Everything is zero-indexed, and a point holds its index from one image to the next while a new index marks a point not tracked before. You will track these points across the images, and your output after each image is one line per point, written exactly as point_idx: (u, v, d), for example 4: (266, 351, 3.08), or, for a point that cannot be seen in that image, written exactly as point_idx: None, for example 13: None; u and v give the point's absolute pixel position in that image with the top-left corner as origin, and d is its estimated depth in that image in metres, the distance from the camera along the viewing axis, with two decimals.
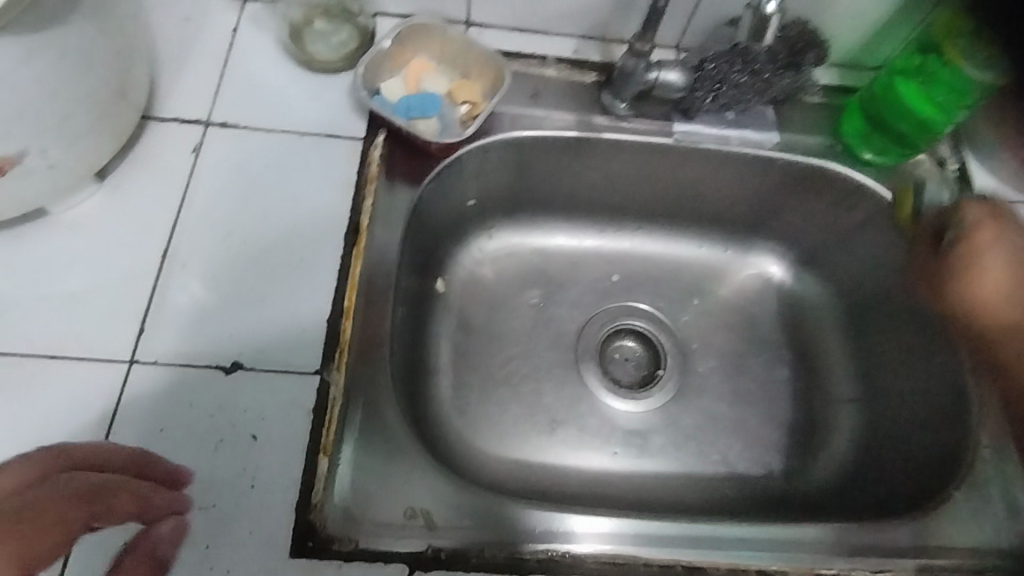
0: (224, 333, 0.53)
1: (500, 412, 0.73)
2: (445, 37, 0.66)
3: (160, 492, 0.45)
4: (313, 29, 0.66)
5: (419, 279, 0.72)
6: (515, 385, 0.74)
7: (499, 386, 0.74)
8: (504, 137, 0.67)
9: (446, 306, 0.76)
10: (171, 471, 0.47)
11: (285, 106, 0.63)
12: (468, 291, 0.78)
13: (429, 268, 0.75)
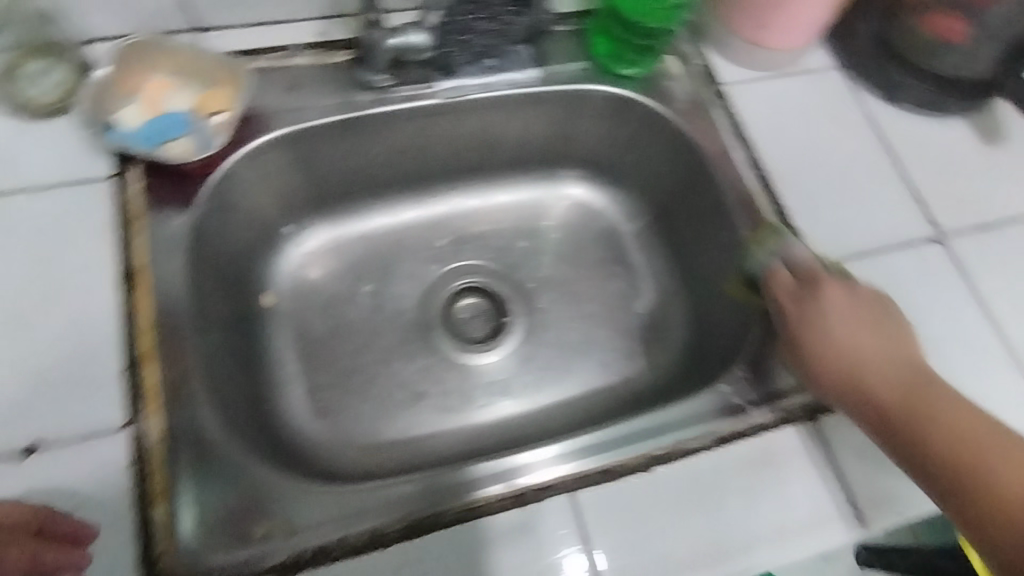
0: (15, 419, 0.50)
1: (360, 402, 0.73)
2: (168, 48, 0.63)
3: (55, 547, 0.44)
4: (25, 72, 0.61)
5: (234, 302, 0.70)
6: (368, 374, 0.75)
7: (353, 379, 0.74)
8: (268, 137, 0.65)
9: (279, 319, 0.75)
10: (71, 528, 0.46)
11: (19, 165, 0.58)
12: (298, 298, 0.77)
13: (247, 288, 0.72)
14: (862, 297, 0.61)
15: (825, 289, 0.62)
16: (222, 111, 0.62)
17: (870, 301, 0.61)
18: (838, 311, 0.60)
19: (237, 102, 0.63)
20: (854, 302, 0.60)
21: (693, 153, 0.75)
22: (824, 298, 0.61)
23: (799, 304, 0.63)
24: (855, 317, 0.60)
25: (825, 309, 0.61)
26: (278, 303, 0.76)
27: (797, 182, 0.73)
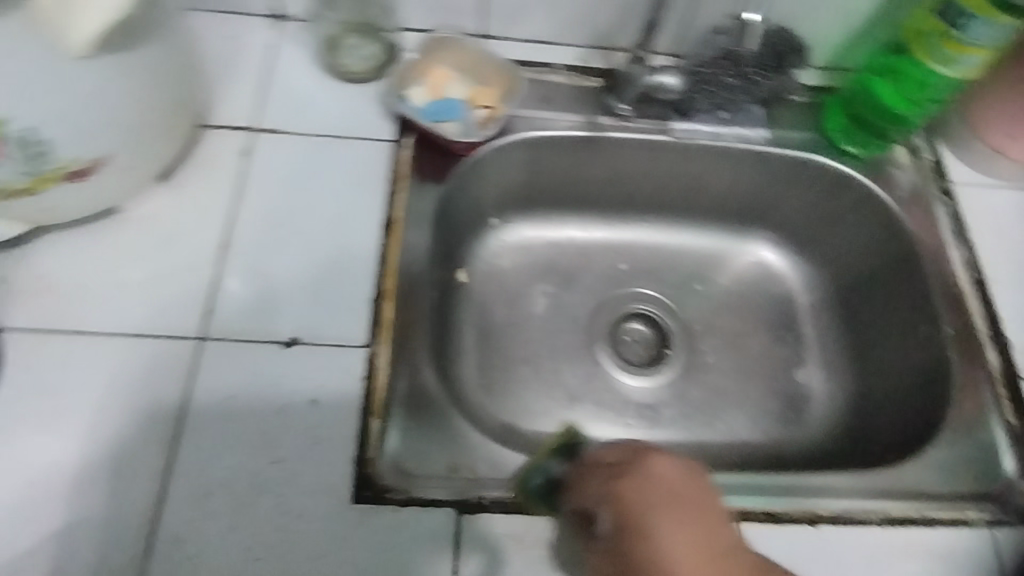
0: (282, 316, 0.58)
1: (522, 389, 0.79)
2: (465, 49, 0.73)
3: None
4: (345, 44, 0.72)
5: (442, 270, 0.78)
6: (534, 365, 0.81)
7: (519, 366, 0.80)
8: (517, 137, 0.73)
9: (468, 295, 0.82)
10: None
11: (323, 113, 0.69)
12: (488, 282, 0.84)
13: (453, 260, 0.80)
14: (688, 474, 0.48)
15: (655, 461, 0.49)
16: (491, 110, 0.71)
17: (696, 482, 0.48)
18: (704, 501, 0.47)
19: (502, 104, 0.72)
20: (682, 487, 0.47)
21: (906, 242, 0.76)
22: (649, 473, 0.48)
23: (623, 469, 0.49)
24: (671, 497, 0.47)
25: (656, 477, 0.48)
26: (471, 281, 0.83)
27: (1014, 296, 0.71)
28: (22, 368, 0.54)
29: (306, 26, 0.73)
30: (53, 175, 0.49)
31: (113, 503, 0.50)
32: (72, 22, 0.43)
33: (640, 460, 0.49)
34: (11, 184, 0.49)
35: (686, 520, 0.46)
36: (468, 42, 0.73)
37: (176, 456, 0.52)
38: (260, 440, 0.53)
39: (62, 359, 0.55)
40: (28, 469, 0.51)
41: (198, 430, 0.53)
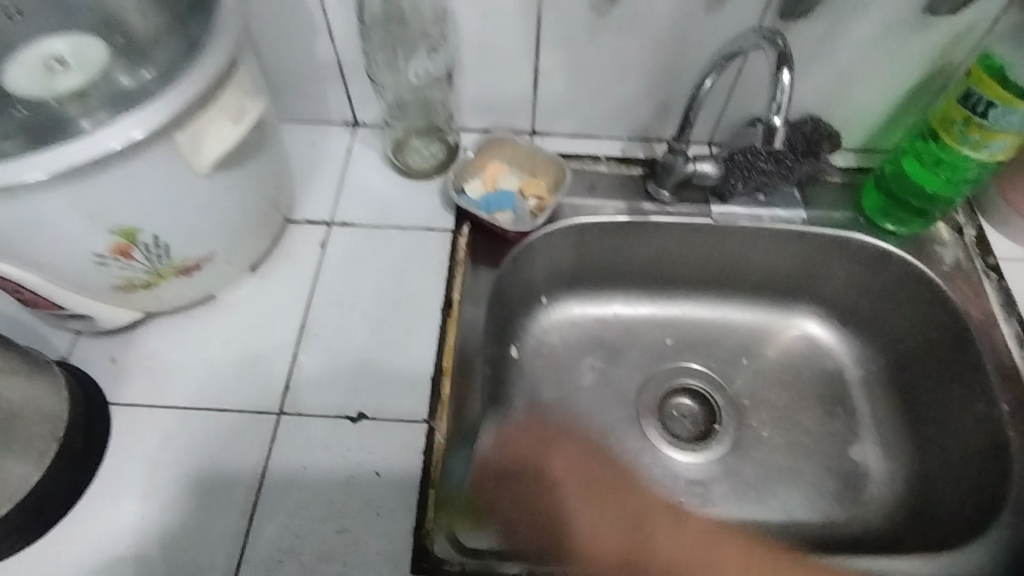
0: (350, 391, 0.64)
1: None
2: (516, 144, 0.80)
3: None
4: (411, 145, 0.81)
5: (495, 346, 0.82)
6: (583, 439, 0.83)
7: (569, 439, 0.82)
8: (566, 225, 0.79)
9: (519, 369, 0.86)
10: None
11: (390, 207, 0.77)
12: (540, 357, 0.88)
13: (505, 336, 0.85)
14: (583, 457, 0.65)
15: (554, 457, 0.67)
16: (541, 201, 0.78)
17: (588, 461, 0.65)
18: (602, 530, 0.61)
19: (551, 193, 0.80)
20: (579, 466, 0.64)
21: (955, 317, 0.76)
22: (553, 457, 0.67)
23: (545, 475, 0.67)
24: (577, 466, 0.64)
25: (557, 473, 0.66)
26: (521, 356, 0.87)
27: None
28: (127, 440, 0.61)
29: (378, 132, 0.83)
30: (167, 271, 0.58)
31: (199, 566, 0.55)
32: (200, 145, 0.51)
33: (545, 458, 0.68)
34: (135, 281, 0.57)
35: (615, 515, 0.61)
36: (520, 139, 0.80)
37: (254, 522, 0.57)
38: (329, 508, 0.57)
39: (159, 433, 0.61)
40: (126, 533, 0.57)
41: (274, 497, 0.58)
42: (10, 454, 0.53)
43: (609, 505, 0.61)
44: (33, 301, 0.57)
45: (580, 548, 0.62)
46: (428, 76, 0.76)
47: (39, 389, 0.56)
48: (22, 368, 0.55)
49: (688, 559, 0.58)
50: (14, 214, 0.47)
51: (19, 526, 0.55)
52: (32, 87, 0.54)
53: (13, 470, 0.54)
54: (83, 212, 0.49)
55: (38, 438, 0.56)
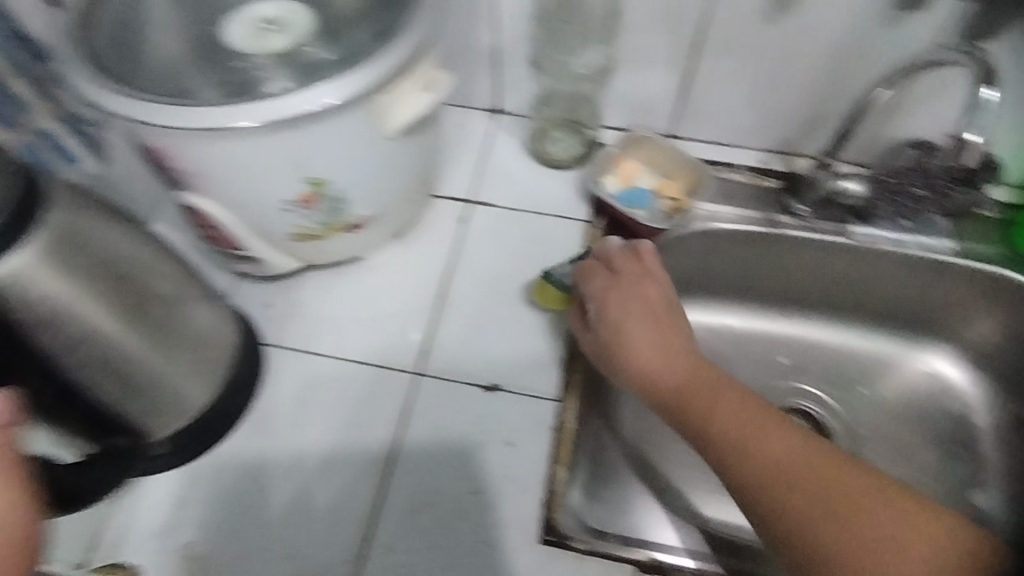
0: (486, 363, 0.65)
1: None
2: (654, 145, 0.80)
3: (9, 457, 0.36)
4: (550, 137, 0.81)
5: None
6: None
7: None
8: (700, 228, 0.77)
9: None
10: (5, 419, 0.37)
11: (528, 193, 0.78)
12: None
13: None
14: (666, 301, 0.59)
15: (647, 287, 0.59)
16: (679, 206, 0.77)
17: (670, 309, 0.59)
18: (637, 338, 0.56)
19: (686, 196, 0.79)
20: (659, 301, 0.58)
21: None
22: (641, 286, 0.59)
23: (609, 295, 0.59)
24: (652, 312, 0.58)
25: (630, 293, 0.59)
26: None
27: None
28: (279, 381, 0.65)
29: (517, 118, 0.84)
30: (337, 226, 0.61)
31: (344, 507, 0.58)
32: (391, 111, 0.53)
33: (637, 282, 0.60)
34: (308, 232, 0.60)
35: (648, 326, 0.57)
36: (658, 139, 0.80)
37: (394, 475, 0.60)
38: (464, 471, 0.60)
39: (308, 378, 0.65)
40: (277, 465, 0.61)
41: (413, 453, 0.61)
42: (190, 373, 0.57)
43: (637, 309, 0.58)
44: (217, 237, 0.61)
45: (617, 356, 0.57)
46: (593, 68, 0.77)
47: (219, 320, 0.59)
48: (210, 300, 0.58)
49: (733, 432, 0.51)
50: (225, 153, 0.50)
51: (182, 446, 0.60)
52: (250, 47, 0.55)
53: (192, 392, 0.58)
54: (289, 162, 0.52)
55: (215, 366, 0.59)
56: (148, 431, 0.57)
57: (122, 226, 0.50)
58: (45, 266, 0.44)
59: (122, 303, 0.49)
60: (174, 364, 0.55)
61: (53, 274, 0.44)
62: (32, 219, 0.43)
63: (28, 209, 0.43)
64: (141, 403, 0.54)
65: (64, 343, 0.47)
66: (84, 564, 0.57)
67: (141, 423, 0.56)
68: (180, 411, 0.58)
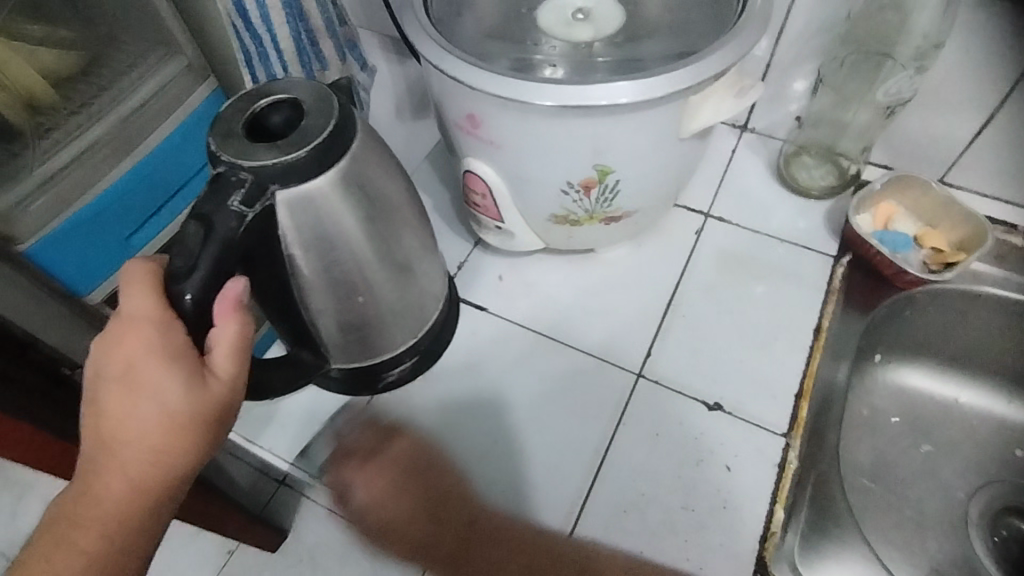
0: (709, 380, 0.64)
1: (882, 543, 0.70)
2: (929, 188, 0.71)
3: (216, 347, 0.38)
4: (801, 162, 0.78)
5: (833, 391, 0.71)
6: (898, 523, 0.71)
7: (878, 514, 0.71)
8: (958, 288, 0.71)
9: (847, 425, 0.74)
10: (227, 305, 0.38)
11: (769, 216, 0.75)
12: (867, 419, 0.75)
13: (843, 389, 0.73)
14: (410, 462, 0.61)
15: (395, 443, 0.62)
16: (948, 262, 0.69)
17: (415, 467, 0.61)
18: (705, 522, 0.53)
19: (953, 249, 0.71)
20: (404, 460, 0.61)
21: None
22: (388, 450, 0.62)
23: (365, 467, 0.62)
24: (406, 470, 0.61)
25: (389, 461, 0.61)
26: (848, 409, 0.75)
27: None
28: (502, 351, 0.67)
29: (765, 138, 0.80)
30: (599, 216, 0.62)
31: (550, 487, 0.59)
32: (696, 114, 0.54)
33: (383, 444, 0.62)
34: (571, 216, 0.62)
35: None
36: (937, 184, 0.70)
37: (603, 468, 0.60)
38: (677, 481, 0.58)
39: (532, 355, 0.67)
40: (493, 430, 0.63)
41: (625, 451, 0.60)
42: (404, 330, 0.53)
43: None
44: (481, 206, 0.64)
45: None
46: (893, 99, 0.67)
47: (435, 276, 0.55)
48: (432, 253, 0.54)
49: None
50: (528, 128, 0.53)
51: (348, 377, 0.55)
52: (559, 32, 0.58)
53: (391, 340, 0.54)
54: (586, 147, 0.54)
55: (420, 319, 0.55)
56: (331, 357, 0.53)
57: (389, 162, 0.46)
58: (336, 191, 0.41)
59: (375, 242, 0.46)
60: (394, 312, 0.51)
61: (341, 202, 0.42)
62: (340, 149, 0.41)
63: (340, 141, 0.41)
64: (348, 339, 0.50)
65: (316, 266, 0.44)
66: (315, 476, 0.62)
67: (331, 346, 0.51)
68: (374, 354, 0.54)
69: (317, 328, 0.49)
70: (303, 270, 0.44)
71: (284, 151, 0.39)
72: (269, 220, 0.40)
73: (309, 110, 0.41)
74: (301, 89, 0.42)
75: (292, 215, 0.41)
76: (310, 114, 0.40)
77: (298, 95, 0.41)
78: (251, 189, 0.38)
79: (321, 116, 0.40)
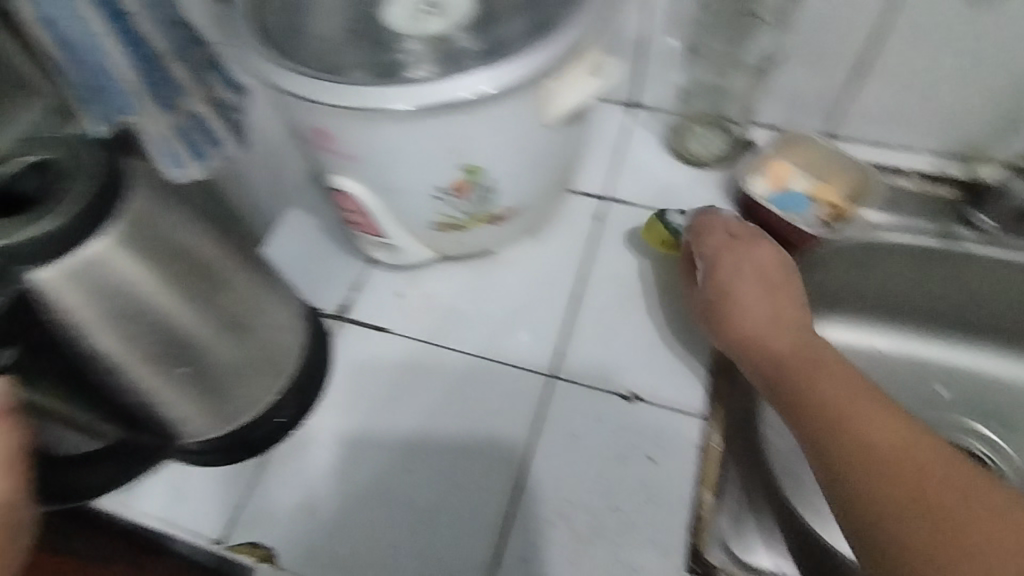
0: (624, 371, 0.62)
1: None
2: (811, 145, 0.73)
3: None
4: (692, 134, 0.76)
5: None
6: None
7: None
8: (857, 239, 0.70)
9: None
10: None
11: (667, 192, 0.73)
12: None
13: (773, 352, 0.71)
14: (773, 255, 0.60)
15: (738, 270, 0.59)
16: (841, 215, 0.71)
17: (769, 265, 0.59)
18: (748, 309, 0.56)
19: (847, 202, 0.71)
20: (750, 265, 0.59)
21: None
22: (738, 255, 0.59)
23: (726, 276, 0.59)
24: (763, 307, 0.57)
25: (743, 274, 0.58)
26: None
27: None
28: (408, 372, 0.63)
29: (655, 112, 0.78)
30: (481, 217, 0.59)
31: (473, 511, 0.56)
32: (559, 99, 0.51)
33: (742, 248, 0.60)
34: (454, 221, 0.59)
35: (761, 292, 0.57)
36: (817, 138, 0.72)
37: (524, 481, 0.57)
38: (601, 482, 0.56)
39: (439, 370, 0.63)
40: (401, 457, 0.59)
41: (545, 458, 0.58)
42: (255, 377, 0.54)
43: (751, 288, 0.57)
44: (360, 223, 0.60)
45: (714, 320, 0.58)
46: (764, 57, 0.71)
47: (288, 323, 0.56)
48: (278, 296, 0.55)
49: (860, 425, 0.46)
50: (381, 136, 0.49)
51: (216, 448, 0.57)
52: (409, 28, 0.53)
53: (253, 397, 0.55)
54: (451, 150, 0.51)
55: (277, 372, 0.56)
56: (179, 433, 0.53)
57: (193, 215, 0.46)
58: (122, 253, 0.41)
59: (194, 302, 0.46)
60: (241, 369, 0.52)
61: (135, 263, 0.42)
62: (108, 207, 0.41)
63: (106, 198, 0.41)
64: (194, 407, 0.51)
65: (126, 340, 0.44)
66: (220, 542, 0.57)
67: (176, 424, 0.52)
68: (235, 416, 0.54)
69: (151, 408, 0.49)
70: (111, 349, 0.44)
71: (32, 226, 0.38)
72: (33, 300, 0.40)
73: (63, 172, 0.41)
74: (55, 148, 0.42)
75: (76, 286, 0.40)
76: (64, 177, 0.40)
77: (54, 157, 0.41)
78: None
79: (76, 182, 0.40)
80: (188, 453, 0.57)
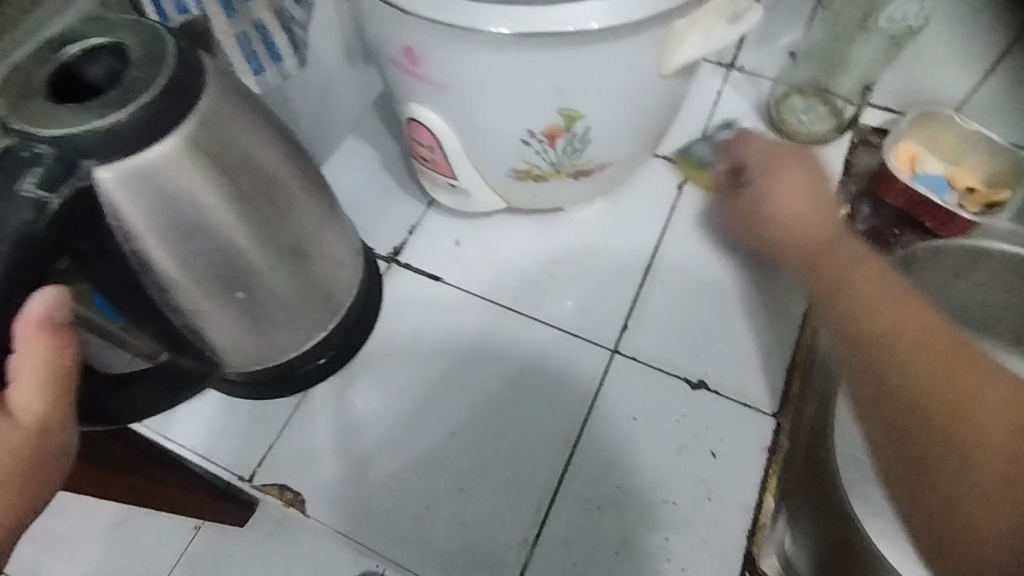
0: (693, 356, 0.57)
1: None
2: (949, 124, 0.65)
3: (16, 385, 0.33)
4: (791, 103, 0.69)
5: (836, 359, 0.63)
6: None
7: None
8: (969, 243, 0.62)
9: None
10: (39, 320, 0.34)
11: None
12: None
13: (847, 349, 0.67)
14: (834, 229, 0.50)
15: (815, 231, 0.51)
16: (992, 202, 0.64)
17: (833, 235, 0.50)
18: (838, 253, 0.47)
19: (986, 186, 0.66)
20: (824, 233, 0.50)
21: None
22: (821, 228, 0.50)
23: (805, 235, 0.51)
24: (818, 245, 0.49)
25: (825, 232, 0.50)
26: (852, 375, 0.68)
27: None
28: (460, 325, 0.59)
29: (754, 78, 0.71)
30: (567, 169, 0.53)
31: (520, 483, 0.53)
32: (679, 46, 0.45)
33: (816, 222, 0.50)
34: (534, 170, 0.53)
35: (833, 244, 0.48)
36: (959, 116, 0.64)
37: (573, 461, 0.53)
38: (657, 471, 0.53)
39: (495, 328, 0.59)
40: (447, 414, 0.56)
41: (598, 440, 0.54)
42: (308, 312, 0.50)
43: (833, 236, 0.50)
44: (429, 160, 0.55)
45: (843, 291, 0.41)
46: (900, 25, 0.62)
47: (345, 256, 0.52)
48: (337, 227, 0.51)
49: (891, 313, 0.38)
50: (474, 64, 0.43)
51: (259, 380, 0.53)
52: None
53: (303, 331, 0.51)
54: (548, 89, 0.45)
55: (330, 308, 0.52)
56: (225, 361, 0.49)
57: (263, 128, 0.42)
58: (186, 159, 0.36)
59: (255, 224, 0.42)
60: (294, 302, 0.48)
61: (200, 170, 0.37)
62: (178, 103, 0.36)
63: (178, 93, 0.36)
64: (243, 336, 0.47)
65: (181, 258, 0.39)
66: (246, 479, 0.55)
67: (222, 352, 0.48)
68: (283, 349, 0.51)
69: (200, 332, 0.45)
70: (165, 266, 0.39)
71: (99, 115, 0.34)
72: (89, 203, 0.35)
73: (132, 58, 0.36)
74: (123, 32, 0.37)
75: (134, 190, 0.36)
76: (134, 64, 0.36)
77: (122, 42, 0.36)
78: (53, 166, 0.33)
79: (147, 71, 0.35)
80: (229, 384, 0.54)
